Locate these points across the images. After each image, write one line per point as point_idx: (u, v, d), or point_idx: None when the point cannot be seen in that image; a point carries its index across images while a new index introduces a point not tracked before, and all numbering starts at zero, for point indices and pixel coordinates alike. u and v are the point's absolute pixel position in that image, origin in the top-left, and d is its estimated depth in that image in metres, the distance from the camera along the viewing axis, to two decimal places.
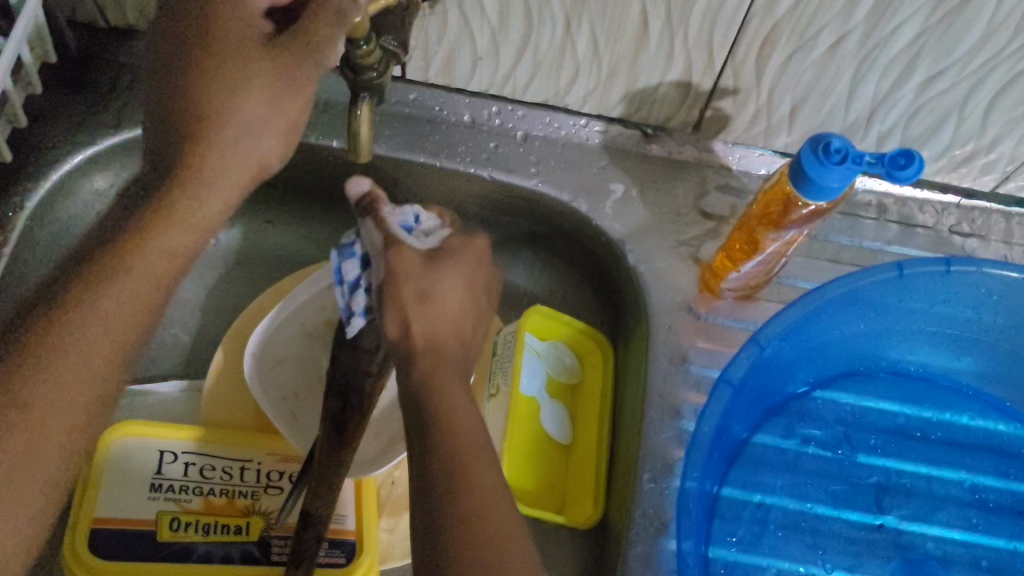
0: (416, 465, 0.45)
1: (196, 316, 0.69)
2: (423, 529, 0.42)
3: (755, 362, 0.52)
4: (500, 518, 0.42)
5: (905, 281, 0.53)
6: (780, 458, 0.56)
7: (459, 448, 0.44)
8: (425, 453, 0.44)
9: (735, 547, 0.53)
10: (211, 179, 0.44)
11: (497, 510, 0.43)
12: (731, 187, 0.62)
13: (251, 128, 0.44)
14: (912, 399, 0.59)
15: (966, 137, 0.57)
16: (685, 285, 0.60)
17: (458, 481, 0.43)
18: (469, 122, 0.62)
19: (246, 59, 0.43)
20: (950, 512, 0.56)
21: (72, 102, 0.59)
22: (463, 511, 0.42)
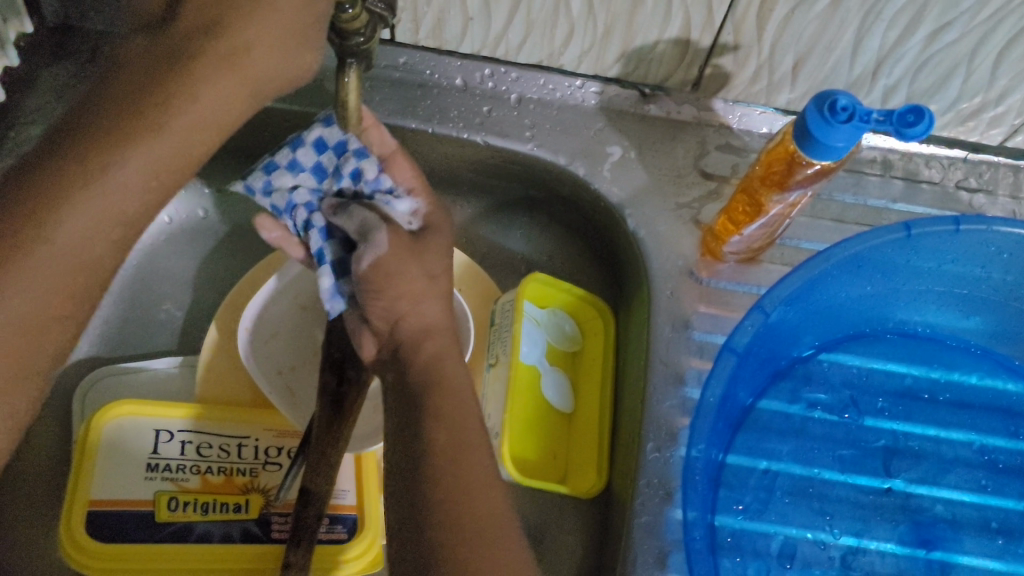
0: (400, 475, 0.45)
1: (188, 291, 0.68)
2: (409, 537, 0.43)
3: (761, 328, 0.51)
4: (478, 515, 0.43)
5: (914, 240, 0.52)
6: (786, 423, 0.56)
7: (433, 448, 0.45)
8: (407, 461, 0.45)
9: (741, 514, 0.53)
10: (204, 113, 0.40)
11: (475, 506, 0.43)
12: (732, 147, 0.61)
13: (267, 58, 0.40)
14: (920, 360, 0.58)
15: (974, 90, 0.55)
16: (686, 249, 0.59)
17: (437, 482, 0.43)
18: (462, 86, 0.60)
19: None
20: (959, 474, 0.55)
21: (52, 75, 0.57)
22: (445, 513, 0.42)
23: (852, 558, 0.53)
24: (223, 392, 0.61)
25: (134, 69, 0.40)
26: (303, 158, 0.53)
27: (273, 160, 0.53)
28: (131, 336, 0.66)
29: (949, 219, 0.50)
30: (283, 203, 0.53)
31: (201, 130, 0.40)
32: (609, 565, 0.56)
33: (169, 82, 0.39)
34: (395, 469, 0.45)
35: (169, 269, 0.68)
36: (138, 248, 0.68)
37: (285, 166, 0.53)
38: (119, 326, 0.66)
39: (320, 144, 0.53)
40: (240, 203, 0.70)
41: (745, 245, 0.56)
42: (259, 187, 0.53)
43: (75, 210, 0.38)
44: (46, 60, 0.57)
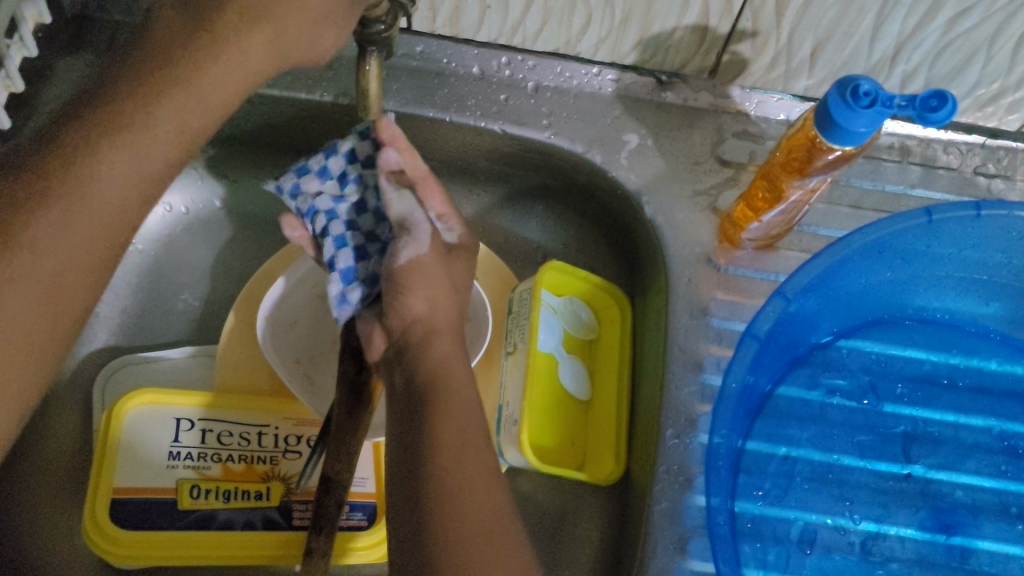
0: (404, 474, 0.45)
1: (206, 280, 0.68)
2: (410, 535, 0.43)
3: (781, 315, 0.51)
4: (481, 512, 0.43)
5: (935, 226, 0.52)
6: (805, 410, 0.56)
7: (442, 444, 0.45)
8: (415, 457, 0.45)
9: (761, 500, 0.53)
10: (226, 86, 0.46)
11: (481, 503, 0.43)
12: (749, 134, 0.60)
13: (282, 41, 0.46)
14: (939, 346, 0.58)
15: (994, 75, 0.55)
16: (704, 236, 0.59)
17: (446, 479, 0.44)
18: (478, 74, 0.60)
19: None
20: (979, 459, 0.56)
21: (68, 65, 0.58)
22: (451, 509, 0.42)
23: (872, 543, 0.53)
24: (242, 381, 0.61)
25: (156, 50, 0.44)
26: (333, 166, 0.58)
27: (306, 166, 0.58)
28: (149, 325, 0.66)
29: (970, 204, 0.50)
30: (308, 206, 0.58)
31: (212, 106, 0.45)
32: (629, 551, 0.56)
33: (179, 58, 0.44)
34: (400, 467, 0.45)
35: (186, 258, 0.68)
36: (156, 238, 0.69)
37: (315, 171, 0.58)
38: (137, 316, 0.66)
39: (353, 157, 0.57)
40: (256, 193, 0.70)
41: (765, 230, 0.56)
42: (288, 188, 0.58)
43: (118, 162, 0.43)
44: (62, 51, 0.58)
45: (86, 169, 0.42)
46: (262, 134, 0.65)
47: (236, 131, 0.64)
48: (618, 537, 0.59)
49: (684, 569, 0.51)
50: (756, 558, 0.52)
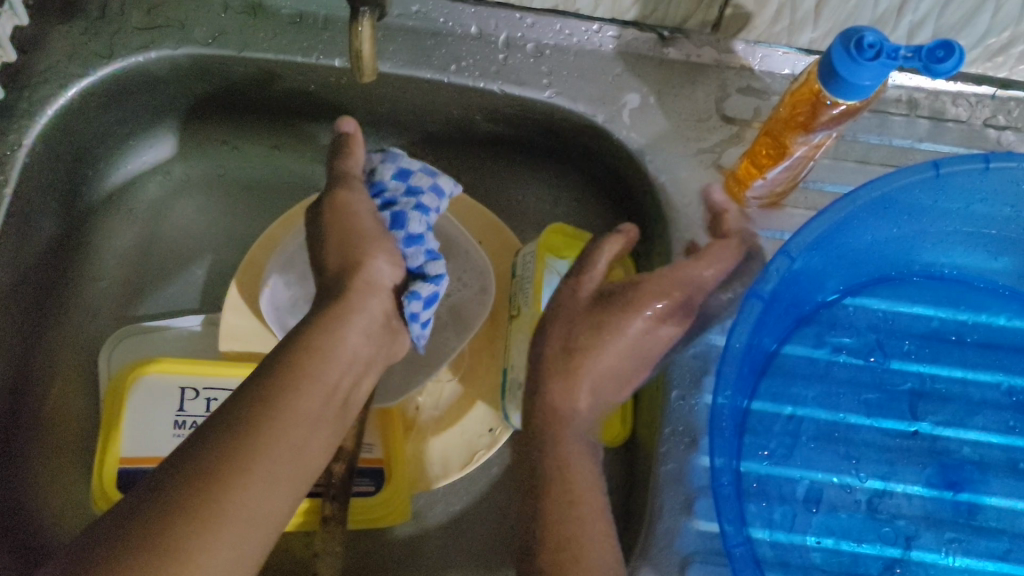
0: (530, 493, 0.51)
1: (208, 251, 0.68)
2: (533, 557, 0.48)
3: (787, 275, 0.50)
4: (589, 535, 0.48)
5: (943, 181, 0.51)
6: (812, 368, 0.55)
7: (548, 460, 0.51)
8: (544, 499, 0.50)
9: (766, 460, 0.53)
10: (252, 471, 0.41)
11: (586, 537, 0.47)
12: (754, 89, 0.59)
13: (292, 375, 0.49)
14: (947, 301, 0.57)
15: (1002, 24, 0.53)
16: (708, 196, 0.58)
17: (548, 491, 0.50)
18: (477, 34, 0.59)
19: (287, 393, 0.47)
20: (986, 415, 0.56)
21: (62, 34, 0.57)
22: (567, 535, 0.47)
23: (878, 501, 0.53)
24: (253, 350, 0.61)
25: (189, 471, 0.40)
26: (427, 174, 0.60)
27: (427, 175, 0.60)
28: (152, 295, 0.66)
29: (980, 156, 0.49)
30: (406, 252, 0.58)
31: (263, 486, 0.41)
32: (635, 511, 0.56)
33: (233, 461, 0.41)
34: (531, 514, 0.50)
35: (185, 228, 0.68)
36: (154, 207, 0.68)
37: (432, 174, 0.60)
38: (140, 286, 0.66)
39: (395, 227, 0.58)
40: (256, 157, 0.69)
41: (768, 187, 0.55)
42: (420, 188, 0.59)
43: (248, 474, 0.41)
44: (55, 19, 0.57)
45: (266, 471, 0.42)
46: (260, 97, 0.64)
47: (235, 93, 0.63)
48: (625, 497, 0.59)
49: (689, 529, 0.52)
50: (762, 517, 0.51)
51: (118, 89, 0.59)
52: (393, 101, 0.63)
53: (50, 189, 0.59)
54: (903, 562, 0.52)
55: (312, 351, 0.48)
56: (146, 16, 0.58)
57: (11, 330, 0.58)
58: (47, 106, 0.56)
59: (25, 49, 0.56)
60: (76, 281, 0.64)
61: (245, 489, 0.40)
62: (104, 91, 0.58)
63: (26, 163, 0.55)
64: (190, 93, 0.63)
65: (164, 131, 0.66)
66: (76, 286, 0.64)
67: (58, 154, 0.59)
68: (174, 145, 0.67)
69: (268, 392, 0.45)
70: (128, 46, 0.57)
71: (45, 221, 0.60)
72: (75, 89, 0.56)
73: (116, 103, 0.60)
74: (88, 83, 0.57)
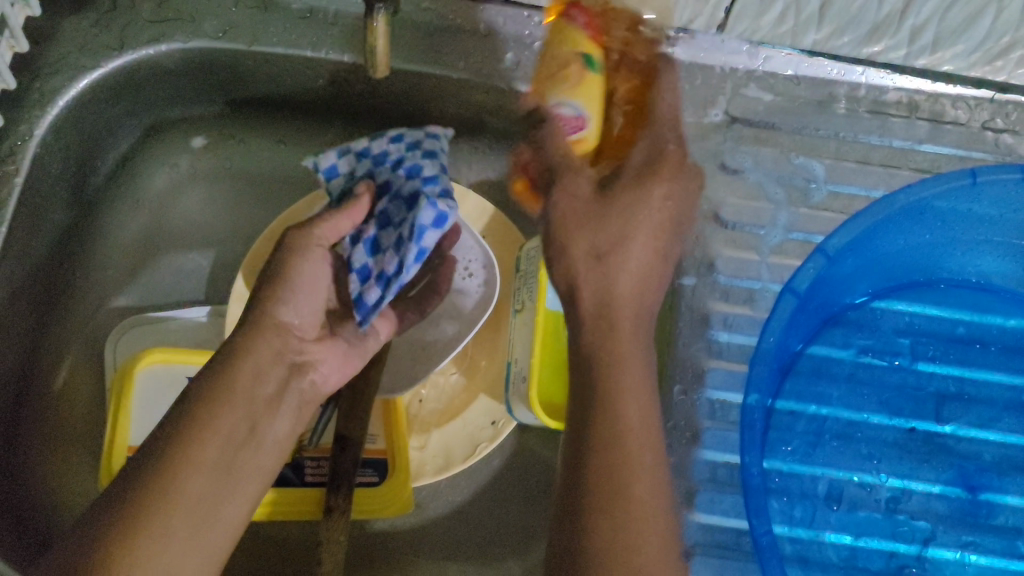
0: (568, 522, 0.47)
1: (211, 241, 0.69)
2: None
3: (823, 270, 0.50)
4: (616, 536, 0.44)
5: (977, 188, 0.50)
6: (836, 368, 0.55)
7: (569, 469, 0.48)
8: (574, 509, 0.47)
9: (789, 457, 0.53)
10: (178, 484, 0.44)
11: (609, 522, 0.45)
12: (757, 89, 0.60)
13: (249, 382, 0.50)
14: (978, 308, 0.56)
15: (1003, 29, 0.55)
16: (713, 193, 0.59)
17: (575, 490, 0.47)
18: (485, 31, 0.59)
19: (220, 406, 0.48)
20: (1009, 420, 0.55)
21: (73, 26, 0.57)
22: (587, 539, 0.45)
23: (898, 501, 0.53)
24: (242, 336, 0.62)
25: (121, 497, 0.43)
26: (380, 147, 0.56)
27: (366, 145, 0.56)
28: (162, 284, 0.68)
29: (1017, 167, 0.49)
30: (364, 254, 0.55)
31: (191, 503, 0.44)
32: None
33: (153, 482, 0.44)
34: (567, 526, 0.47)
35: (190, 221, 0.69)
36: (162, 198, 0.69)
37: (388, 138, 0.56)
38: (149, 275, 0.67)
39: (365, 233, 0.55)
40: (263, 151, 0.69)
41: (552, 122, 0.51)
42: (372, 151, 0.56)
43: (175, 488, 0.44)
44: (66, 11, 0.57)
45: (194, 477, 0.45)
46: (268, 91, 0.64)
47: (245, 87, 0.64)
48: None
49: (692, 522, 0.52)
50: (783, 514, 0.52)
51: (129, 81, 0.60)
52: (400, 96, 0.63)
53: (60, 180, 0.60)
54: (919, 560, 0.52)
55: (241, 355, 0.50)
56: (157, 9, 0.58)
57: (21, 319, 0.58)
58: (58, 97, 0.56)
59: (37, 40, 0.57)
60: (84, 272, 0.65)
61: (178, 493, 0.44)
62: (113, 83, 0.59)
63: (38, 153, 0.56)
64: (197, 85, 0.63)
65: (168, 127, 0.67)
66: (81, 277, 0.64)
67: (70, 142, 0.59)
68: (179, 139, 0.68)
69: (218, 391, 0.48)
70: (139, 39, 0.58)
71: (55, 213, 0.60)
72: (86, 80, 0.57)
73: (125, 96, 0.61)
74: (99, 75, 0.58)
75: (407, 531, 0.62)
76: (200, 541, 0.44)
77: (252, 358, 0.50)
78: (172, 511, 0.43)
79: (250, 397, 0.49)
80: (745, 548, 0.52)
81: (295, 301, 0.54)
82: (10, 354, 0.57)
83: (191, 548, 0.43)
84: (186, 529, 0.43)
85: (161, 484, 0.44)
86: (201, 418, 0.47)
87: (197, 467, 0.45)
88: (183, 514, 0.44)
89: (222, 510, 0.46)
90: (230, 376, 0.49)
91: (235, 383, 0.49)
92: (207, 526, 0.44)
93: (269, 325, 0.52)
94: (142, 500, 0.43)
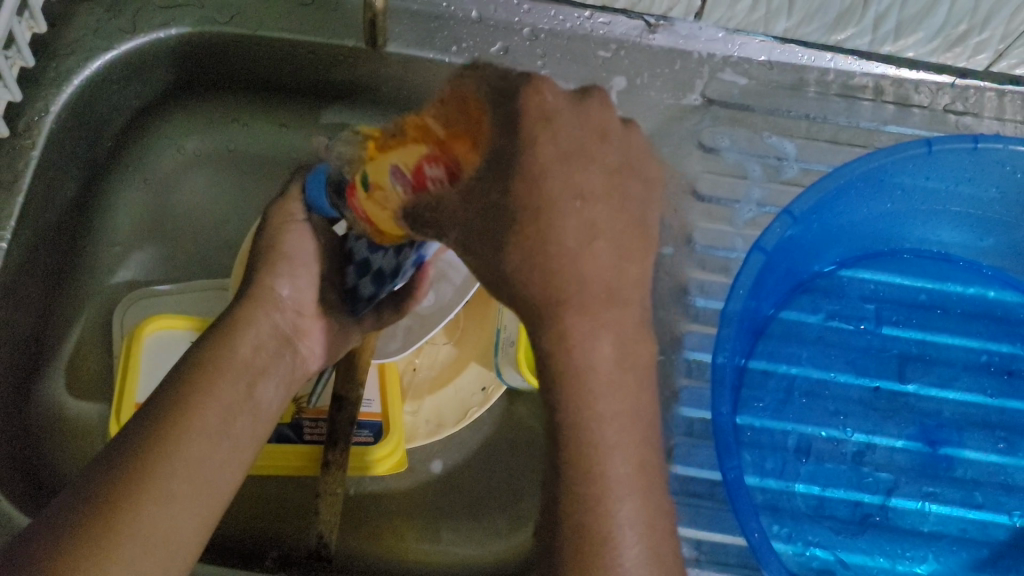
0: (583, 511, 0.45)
1: (212, 221, 0.72)
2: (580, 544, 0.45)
3: (788, 232, 0.53)
4: None
5: (932, 157, 0.54)
6: (806, 332, 0.59)
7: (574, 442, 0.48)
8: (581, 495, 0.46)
9: (762, 412, 0.56)
10: (183, 442, 0.45)
11: None
12: (731, 75, 0.64)
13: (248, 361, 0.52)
14: (936, 276, 0.61)
15: (959, 17, 0.58)
16: (691, 169, 0.62)
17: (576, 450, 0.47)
18: (477, 18, 0.63)
19: (218, 374, 0.50)
20: (966, 380, 0.58)
21: (87, 12, 0.61)
22: None
23: (865, 453, 0.56)
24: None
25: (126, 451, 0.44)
26: None
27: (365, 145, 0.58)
28: (170, 260, 0.71)
29: (968, 136, 0.53)
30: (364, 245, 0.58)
31: (196, 463, 0.45)
32: None
33: (161, 438, 0.44)
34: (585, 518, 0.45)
35: (194, 204, 0.72)
36: (165, 180, 0.72)
37: None
38: (153, 250, 0.71)
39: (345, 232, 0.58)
40: (266, 136, 0.73)
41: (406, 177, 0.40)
42: None
43: (181, 444, 0.45)
44: None
45: (200, 435, 0.46)
46: (272, 75, 0.68)
47: (250, 71, 0.67)
48: None
49: (670, 474, 0.55)
50: (754, 465, 0.55)
51: (140, 65, 0.64)
52: (397, 82, 0.67)
53: (73, 157, 0.63)
54: (882, 509, 0.55)
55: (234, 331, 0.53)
56: None
57: (35, 287, 0.61)
58: (73, 77, 0.59)
59: (52, 23, 0.60)
60: (92, 249, 0.68)
61: (184, 448, 0.45)
62: (125, 67, 0.63)
63: (54, 127, 0.59)
64: (203, 70, 0.67)
65: (173, 113, 0.70)
66: (90, 251, 0.68)
67: (83, 122, 0.63)
68: (185, 123, 0.71)
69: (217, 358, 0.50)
70: (150, 24, 0.62)
71: (67, 187, 0.63)
72: (100, 62, 0.61)
73: (135, 79, 0.65)
74: (111, 57, 0.61)
75: (400, 493, 0.65)
76: (206, 498, 0.45)
77: (253, 332, 0.53)
78: (181, 463, 0.44)
79: (248, 364, 0.52)
80: (719, 497, 0.55)
81: (293, 274, 0.56)
82: (24, 320, 0.60)
83: (198, 506, 0.44)
84: (194, 487, 0.44)
85: (168, 441, 0.44)
86: (204, 384, 0.49)
87: (200, 429, 0.46)
88: (184, 476, 0.44)
89: (225, 474, 0.47)
90: (228, 347, 0.51)
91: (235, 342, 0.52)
92: (214, 486, 0.46)
93: (270, 303, 0.55)
94: (152, 452, 0.44)
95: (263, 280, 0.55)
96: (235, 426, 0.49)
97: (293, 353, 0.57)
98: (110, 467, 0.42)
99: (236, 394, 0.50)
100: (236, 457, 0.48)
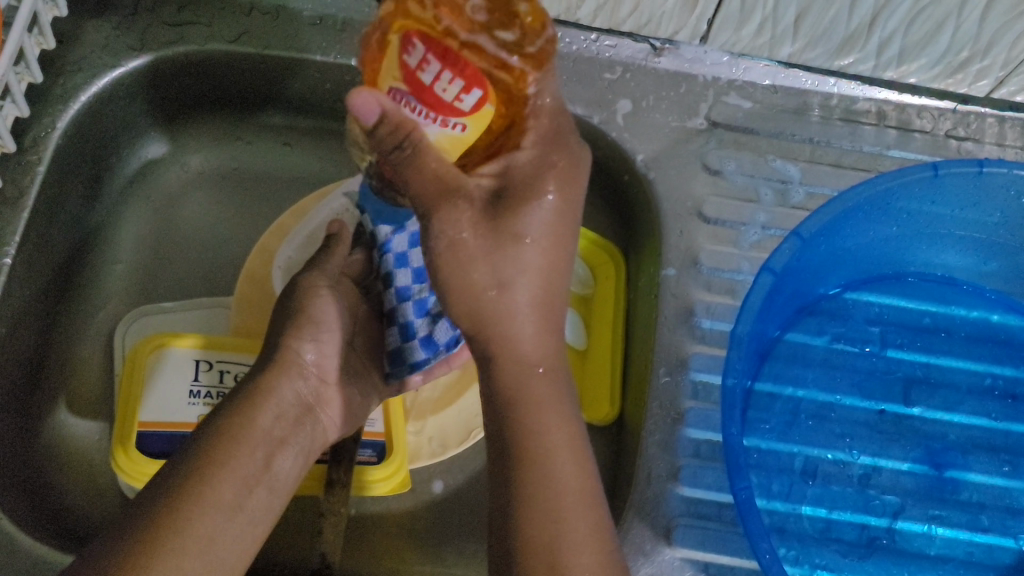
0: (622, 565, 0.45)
1: (212, 235, 0.71)
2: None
3: (798, 251, 0.53)
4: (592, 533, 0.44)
5: (938, 180, 0.55)
6: (812, 354, 0.59)
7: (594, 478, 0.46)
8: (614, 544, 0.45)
9: (767, 434, 0.56)
10: (198, 512, 0.45)
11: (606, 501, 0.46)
12: (735, 99, 0.64)
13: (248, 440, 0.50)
14: (940, 299, 0.61)
15: (962, 44, 0.59)
16: (696, 192, 0.63)
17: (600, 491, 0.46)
18: None
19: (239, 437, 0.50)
20: (971, 404, 0.59)
21: (96, 28, 0.61)
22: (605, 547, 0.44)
23: (871, 476, 0.56)
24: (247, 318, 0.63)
25: (139, 520, 0.44)
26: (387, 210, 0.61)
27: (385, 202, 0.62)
28: (166, 273, 0.69)
29: (974, 161, 0.53)
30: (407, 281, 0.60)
31: (206, 534, 0.45)
32: (623, 483, 0.59)
33: (177, 505, 0.45)
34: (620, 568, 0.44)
35: (197, 220, 0.71)
36: (170, 194, 0.71)
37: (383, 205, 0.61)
38: (152, 262, 0.69)
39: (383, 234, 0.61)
40: (272, 153, 0.73)
41: (428, 51, 0.38)
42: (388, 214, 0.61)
43: (196, 513, 0.45)
44: (88, 14, 0.61)
45: (212, 502, 0.46)
46: (280, 93, 0.68)
47: (257, 89, 0.67)
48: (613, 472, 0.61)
49: (676, 495, 0.55)
50: (761, 487, 0.55)
51: (148, 80, 0.64)
52: None
53: (77, 173, 0.63)
54: (889, 533, 0.55)
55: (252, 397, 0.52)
56: (177, 13, 0.62)
57: (36, 303, 0.60)
58: (80, 93, 0.59)
59: (61, 39, 0.60)
60: (94, 264, 0.67)
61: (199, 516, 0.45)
62: (131, 82, 0.63)
63: (61, 143, 0.59)
64: (209, 87, 0.67)
65: (178, 128, 0.70)
66: (93, 269, 0.67)
67: (87, 137, 0.62)
68: (189, 138, 0.71)
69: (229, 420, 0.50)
70: (158, 41, 0.62)
71: (71, 202, 0.63)
72: (108, 78, 0.61)
73: (142, 94, 0.65)
74: (120, 73, 0.61)
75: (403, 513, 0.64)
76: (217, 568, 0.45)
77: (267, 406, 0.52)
78: (193, 531, 0.44)
79: (269, 433, 0.52)
80: (727, 519, 0.55)
81: (317, 338, 0.57)
82: (28, 335, 0.60)
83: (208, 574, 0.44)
84: (206, 558, 0.44)
85: (182, 510, 0.45)
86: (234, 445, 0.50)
87: (212, 495, 0.46)
88: (195, 549, 0.44)
89: (237, 544, 0.46)
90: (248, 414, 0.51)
91: (257, 411, 0.52)
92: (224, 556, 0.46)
93: (294, 368, 0.56)
94: (161, 519, 0.44)
95: (287, 343, 0.56)
96: (251, 498, 0.48)
97: (313, 424, 0.55)
98: (119, 531, 0.44)
99: (251, 453, 0.50)
100: (250, 529, 0.48)
